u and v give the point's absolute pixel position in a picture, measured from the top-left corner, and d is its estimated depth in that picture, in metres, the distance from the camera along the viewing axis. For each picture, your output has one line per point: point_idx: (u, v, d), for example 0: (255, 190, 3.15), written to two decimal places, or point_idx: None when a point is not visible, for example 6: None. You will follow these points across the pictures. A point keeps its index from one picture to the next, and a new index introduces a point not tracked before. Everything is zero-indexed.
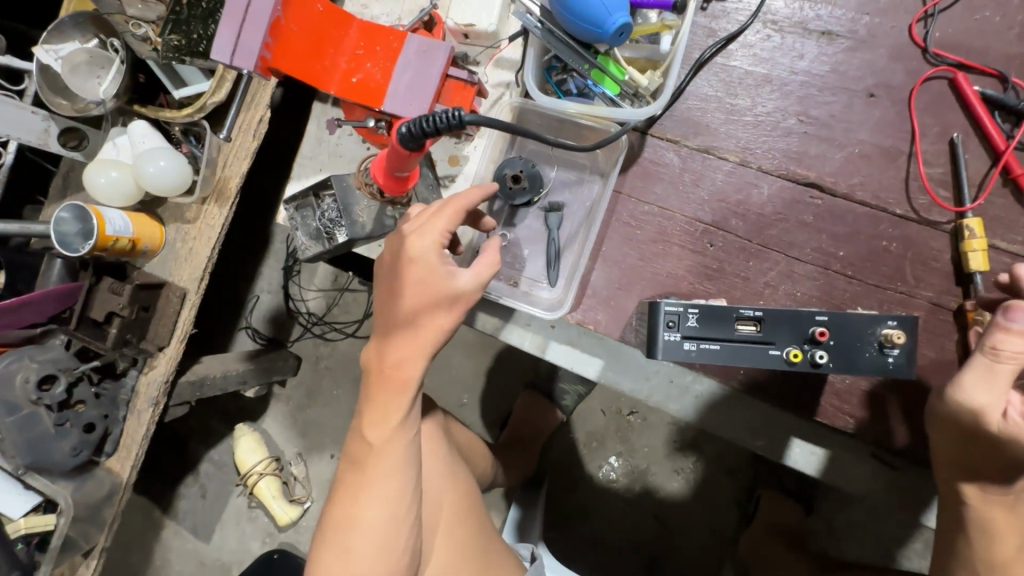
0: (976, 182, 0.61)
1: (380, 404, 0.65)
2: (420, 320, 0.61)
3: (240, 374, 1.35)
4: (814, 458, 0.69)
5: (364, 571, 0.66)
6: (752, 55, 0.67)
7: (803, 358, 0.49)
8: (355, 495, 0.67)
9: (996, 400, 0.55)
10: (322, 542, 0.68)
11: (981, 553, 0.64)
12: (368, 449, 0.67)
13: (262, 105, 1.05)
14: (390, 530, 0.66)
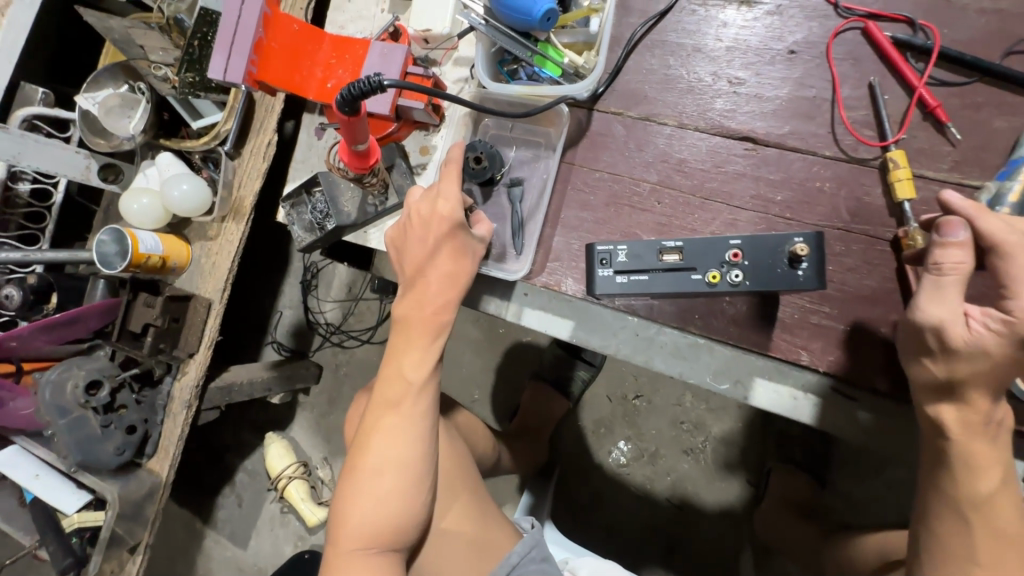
0: (897, 119, 0.65)
1: (416, 347, 0.72)
2: (446, 270, 0.70)
3: (264, 381, 1.46)
4: (774, 394, 0.71)
5: (391, 504, 0.71)
6: (680, 29, 0.73)
7: (722, 278, 0.56)
8: (388, 433, 0.72)
9: (955, 314, 0.55)
10: (351, 478, 0.73)
11: (964, 493, 0.60)
12: (405, 390, 0.72)
13: (269, 129, 1.17)
14: (418, 467, 0.72)
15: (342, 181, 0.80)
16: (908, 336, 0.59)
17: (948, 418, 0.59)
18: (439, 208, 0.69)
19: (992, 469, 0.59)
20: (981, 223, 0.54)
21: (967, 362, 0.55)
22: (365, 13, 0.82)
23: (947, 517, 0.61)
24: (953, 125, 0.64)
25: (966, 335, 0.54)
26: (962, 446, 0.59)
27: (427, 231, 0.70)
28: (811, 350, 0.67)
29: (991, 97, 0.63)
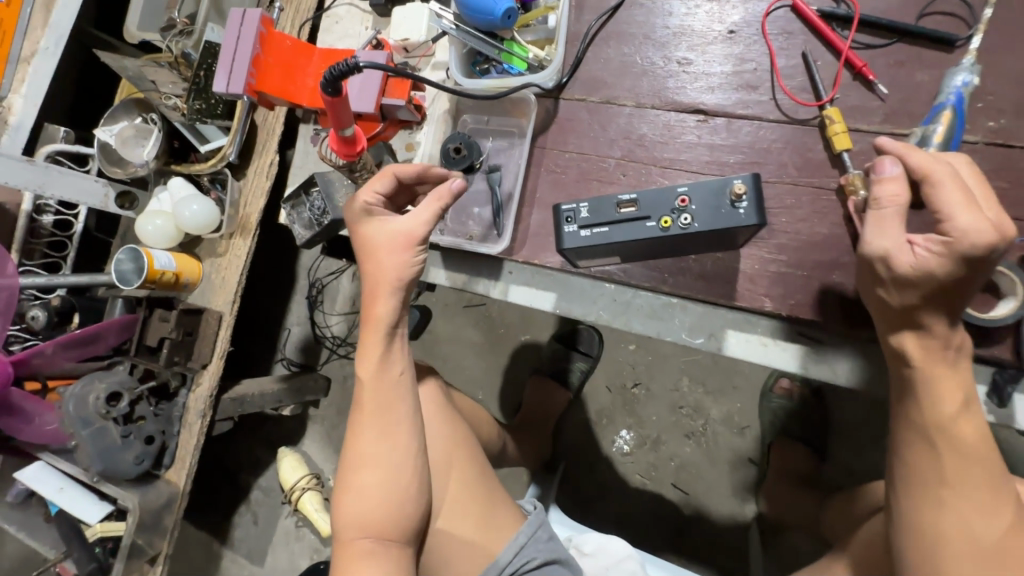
0: (830, 81, 0.72)
1: (370, 346, 0.77)
2: (377, 271, 0.75)
3: (275, 394, 1.51)
4: (745, 344, 0.76)
5: (374, 497, 0.76)
6: (631, 20, 0.81)
7: (673, 222, 0.63)
8: (363, 432, 0.78)
9: (899, 243, 0.54)
10: (342, 481, 0.78)
11: (928, 417, 0.57)
12: (363, 387, 0.78)
13: (270, 150, 1.26)
14: (398, 456, 0.77)
15: (336, 179, 0.88)
16: (864, 271, 0.58)
17: (909, 347, 0.57)
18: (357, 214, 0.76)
19: (952, 394, 0.56)
20: (909, 157, 0.55)
21: (916, 290, 0.54)
22: (352, 31, 0.92)
23: (915, 445, 0.58)
24: (880, 82, 0.70)
25: (911, 261, 0.53)
26: (927, 374, 0.56)
27: (356, 228, 0.77)
28: (775, 297, 0.72)
29: (912, 54, 0.69)
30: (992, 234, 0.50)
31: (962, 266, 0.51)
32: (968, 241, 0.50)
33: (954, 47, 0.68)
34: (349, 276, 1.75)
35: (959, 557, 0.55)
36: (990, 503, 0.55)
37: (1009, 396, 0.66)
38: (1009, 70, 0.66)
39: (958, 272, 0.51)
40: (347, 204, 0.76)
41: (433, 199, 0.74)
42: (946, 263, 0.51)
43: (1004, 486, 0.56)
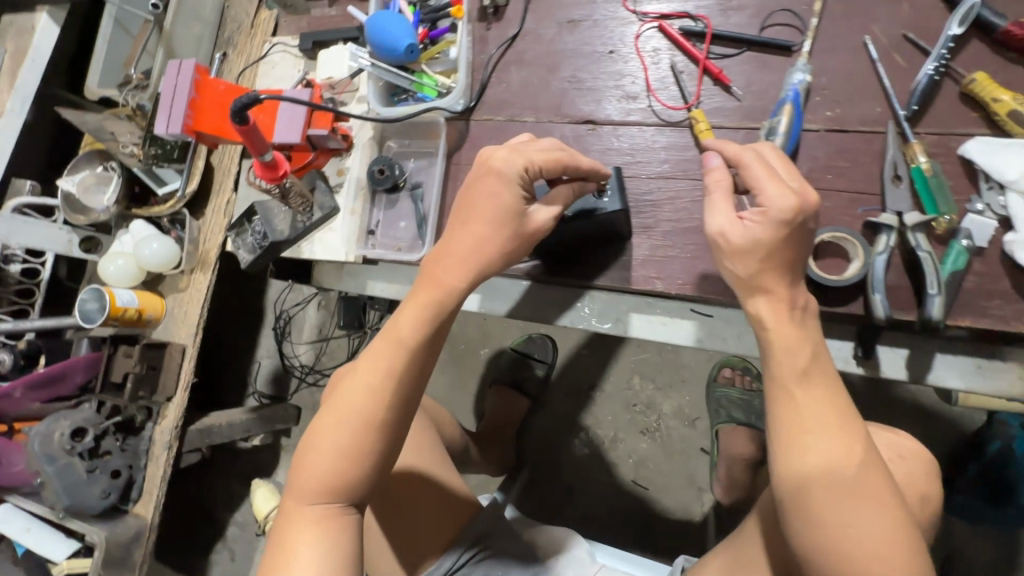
0: (695, 87, 0.82)
1: (416, 305, 0.69)
2: (473, 241, 0.69)
3: (243, 423, 1.56)
4: (646, 324, 0.84)
5: (341, 463, 0.68)
6: (526, 48, 0.92)
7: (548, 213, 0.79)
8: (360, 385, 0.68)
9: (730, 219, 0.64)
10: (320, 420, 0.69)
11: (781, 373, 0.64)
12: (394, 343, 0.69)
13: (225, 188, 1.34)
14: (381, 426, 0.68)
15: (276, 207, 0.97)
16: (716, 251, 0.66)
17: (763, 311, 0.65)
18: (496, 172, 0.67)
19: (799, 347, 0.63)
20: (726, 148, 0.67)
21: (756, 255, 0.63)
22: (286, 74, 1.03)
23: (778, 399, 0.64)
24: (735, 86, 0.81)
25: (741, 230, 0.63)
26: (777, 335, 0.64)
27: (490, 191, 0.68)
28: (667, 278, 0.80)
29: (759, 60, 0.80)
30: (795, 198, 0.60)
31: (781, 226, 0.60)
32: (776, 206, 0.61)
33: (792, 52, 0.79)
34: (315, 305, 1.82)
35: (825, 501, 0.60)
36: (844, 446, 0.61)
37: (875, 349, 0.73)
38: (837, 67, 0.76)
39: (778, 232, 0.61)
40: (497, 165, 0.67)
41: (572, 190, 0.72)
42: (769, 227, 0.61)
43: (855, 428, 0.62)
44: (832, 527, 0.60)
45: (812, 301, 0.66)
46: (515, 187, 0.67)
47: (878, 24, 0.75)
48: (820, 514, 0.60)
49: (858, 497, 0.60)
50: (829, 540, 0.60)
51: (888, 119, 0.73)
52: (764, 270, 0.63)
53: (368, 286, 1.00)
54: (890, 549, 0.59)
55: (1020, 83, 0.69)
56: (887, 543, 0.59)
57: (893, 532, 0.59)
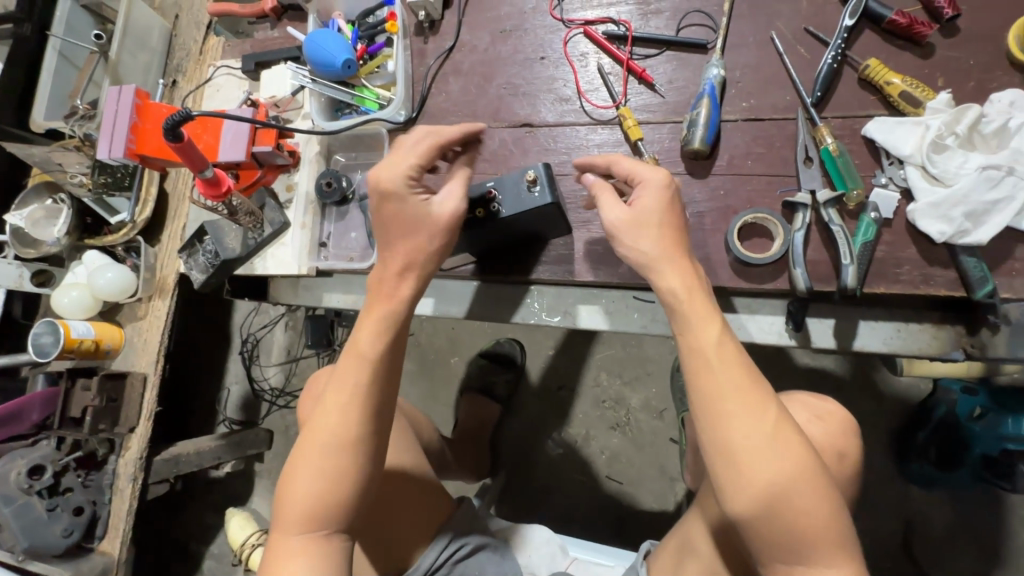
0: (621, 86, 0.87)
1: (373, 319, 0.72)
2: (407, 248, 0.73)
3: (213, 451, 1.53)
4: (595, 314, 0.87)
5: (321, 484, 0.68)
6: (463, 59, 0.96)
7: (485, 211, 0.79)
8: (332, 405, 0.70)
9: (619, 208, 0.72)
10: (300, 449, 0.70)
11: (698, 346, 0.66)
12: (357, 360, 0.71)
13: (181, 213, 1.33)
14: (361, 439, 0.69)
15: (226, 225, 0.98)
16: (619, 235, 0.72)
17: (671, 285, 0.69)
18: (391, 184, 0.72)
19: (704, 320, 0.67)
20: (593, 160, 0.77)
21: (643, 228, 0.71)
22: (231, 96, 1.05)
23: (699, 373, 0.66)
24: (658, 83, 0.86)
25: (630, 210, 0.71)
26: (687, 305, 0.68)
27: (393, 212, 0.72)
28: (608, 269, 0.83)
29: (679, 59, 0.85)
30: (658, 171, 0.72)
31: (661, 190, 0.71)
32: (653, 179, 0.72)
33: (707, 50, 0.84)
34: (282, 327, 1.80)
35: (752, 468, 0.63)
36: (759, 411, 0.64)
37: (806, 322, 0.77)
38: (748, 61, 0.82)
39: (659, 198, 0.71)
40: (392, 187, 0.71)
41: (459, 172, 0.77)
42: (654, 198, 0.71)
43: (765, 391, 0.65)
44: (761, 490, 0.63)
45: (704, 272, 0.71)
46: (409, 197, 0.72)
47: (782, 20, 0.81)
48: (746, 480, 0.63)
49: (781, 459, 0.63)
50: (761, 504, 0.63)
51: (798, 106, 0.79)
52: (662, 243, 0.70)
53: (325, 298, 1.01)
54: (815, 502, 0.63)
55: (910, 66, 0.75)
56: (811, 497, 0.62)
57: (814, 487, 0.63)
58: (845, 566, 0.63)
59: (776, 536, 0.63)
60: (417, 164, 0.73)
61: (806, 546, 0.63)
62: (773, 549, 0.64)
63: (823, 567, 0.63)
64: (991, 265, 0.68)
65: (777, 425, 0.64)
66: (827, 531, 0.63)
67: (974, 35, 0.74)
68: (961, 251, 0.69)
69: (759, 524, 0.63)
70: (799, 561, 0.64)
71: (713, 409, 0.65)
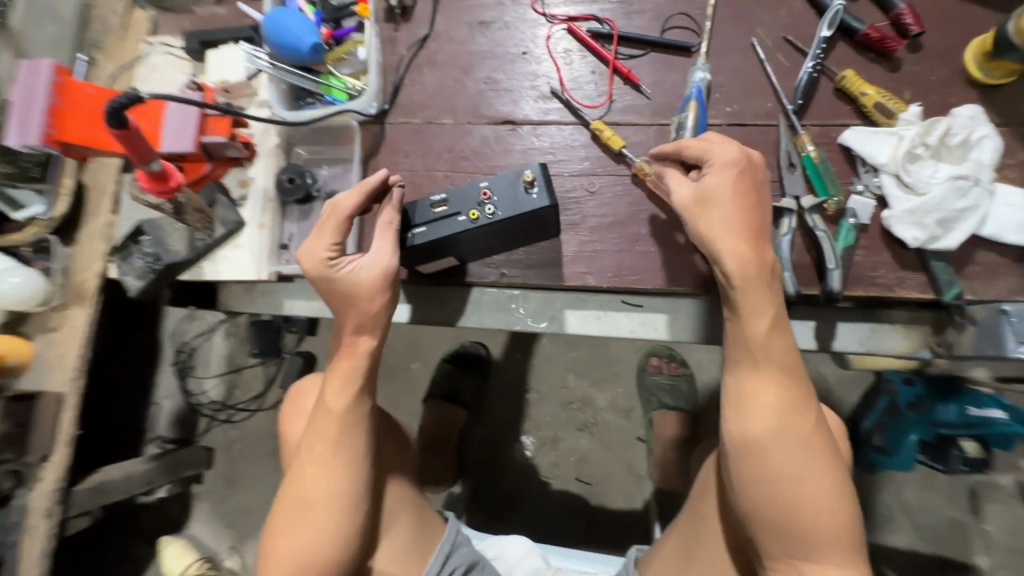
0: (606, 86, 0.85)
1: (340, 372, 0.66)
2: (353, 314, 0.66)
3: (144, 475, 1.37)
4: (583, 319, 0.85)
5: (311, 549, 0.64)
6: (438, 50, 0.90)
7: (480, 213, 0.67)
8: (306, 465, 0.65)
9: (683, 189, 0.71)
10: (279, 510, 0.67)
11: (743, 342, 0.67)
12: (329, 418, 0.65)
13: (104, 210, 1.18)
14: (339, 500, 0.64)
15: (168, 225, 0.87)
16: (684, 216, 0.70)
17: (729, 266, 0.67)
18: (320, 261, 0.65)
19: (760, 316, 0.66)
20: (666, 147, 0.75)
21: (705, 208, 0.68)
22: (169, 79, 0.92)
23: (742, 367, 0.68)
24: (644, 84, 0.85)
25: (691, 192, 0.70)
26: (741, 288, 0.67)
27: (338, 288, 0.66)
28: (597, 272, 0.81)
29: (663, 60, 0.85)
30: (734, 152, 0.68)
31: (730, 171, 0.67)
32: (726, 158, 0.68)
33: (692, 53, 0.84)
34: (222, 334, 1.65)
35: (773, 462, 0.65)
36: (795, 408, 0.66)
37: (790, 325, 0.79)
38: (731, 66, 0.82)
39: (724, 177, 0.68)
40: (309, 272, 0.65)
41: (381, 225, 0.66)
42: (722, 178, 0.68)
43: (804, 394, 0.67)
44: (779, 480, 0.64)
45: (778, 265, 0.68)
46: (332, 275, 0.65)
47: (762, 27, 0.82)
48: (773, 468, 0.65)
49: (801, 453, 0.65)
50: (776, 497, 0.64)
51: (779, 113, 0.80)
52: (732, 215, 0.67)
53: (286, 305, 0.92)
54: (825, 498, 0.64)
55: (880, 79, 0.79)
56: (824, 489, 0.64)
57: (829, 483, 0.65)
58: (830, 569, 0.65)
59: (781, 527, 0.65)
60: (335, 237, 0.65)
61: (812, 540, 0.64)
62: (780, 541, 0.66)
63: (820, 562, 0.65)
64: (955, 269, 0.73)
65: (809, 433, 0.66)
66: (833, 526, 0.64)
67: (937, 50, 0.78)
68: (930, 255, 0.73)
69: (768, 514, 0.65)
70: (800, 556, 0.65)
71: (751, 403, 0.66)
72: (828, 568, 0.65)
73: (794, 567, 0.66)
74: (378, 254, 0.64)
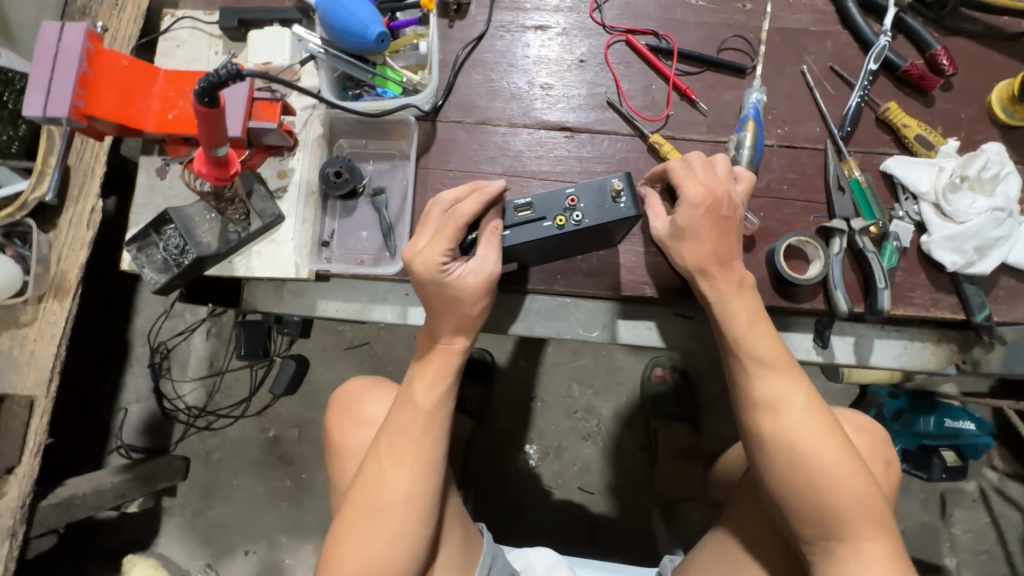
0: (664, 100, 0.86)
1: (431, 371, 0.72)
2: (452, 317, 0.71)
3: (116, 488, 1.24)
4: (636, 330, 0.85)
5: (383, 545, 0.67)
6: (494, 50, 0.88)
7: (566, 220, 0.69)
8: (388, 465, 0.69)
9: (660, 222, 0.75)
10: (350, 513, 0.69)
11: (735, 336, 0.70)
12: (416, 412, 0.70)
13: (92, 195, 1.06)
14: (417, 500, 0.68)
15: (197, 213, 0.79)
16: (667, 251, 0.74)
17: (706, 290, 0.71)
18: (432, 271, 0.67)
19: (739, 312, 0.70)
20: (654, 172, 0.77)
21: (676, 243, 0.72)
22: (197, 55, 0.85)
23: (743, 361, 0.69)
24: (700, 101, 0.86)
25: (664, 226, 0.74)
26: (722, 305, 0.70)
27: (442, 297, 0.69)
28: (650, 284, 0.82)
29: (719, 80, 0.87)
30: (700, 189, 0.69)
31: (695, 207, 0.70)
32: (690, 196, 0.70)
33: (746, 74, 0.86)
34: (202, 334, 1.52)
35: (790, 446, 0.65)
36: (798, 391, 0.67)
37: (830, 340, 0.83)
38: (783, 91, 0.86)
39: (693, 214, 0.70)
40: (424, 276, 0.67)
41: (489, 231, 0.69)
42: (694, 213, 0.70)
43: (802, 374, 0.69)
44: (795, 464, 0.65)
45: (750, 279, 0.72)
46: (444, 280, 0.68)
47: (811, 55, 0.87)
48: (788, 454, 0.65)
49: (814, 433, 0.65)
50: (796, 481, 0.65)
51: (826, 138, 0.84)
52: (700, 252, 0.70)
53: (319, 306, 0.86)
54: (845, 477, 0.64)
55: (917, 113, 0.84)
56: (842, 466, 0.64)
57: (847, 460, 0.65)
58: (870, 543, 0.64)
59: (811, 511, 0.65)
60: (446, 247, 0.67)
61: (842, 521, 0.64)
62: (812, 526, 0.65)
63: (857, 542, 0.64)
64: (983, 291, 0.79)
65: (811, 403, 0.67)
66: (858, 503, 0.64)
67: (966, 91, 0.84)
68: (963, 278, 0.78)
69: (794, 499, 0.65)
70: (835, 538, 0.64)
71: (759, 392, 0.68)
72: (866, 549, 0.64)
73: (832, 551, 0.65)
74: (486, 261, 0.68)
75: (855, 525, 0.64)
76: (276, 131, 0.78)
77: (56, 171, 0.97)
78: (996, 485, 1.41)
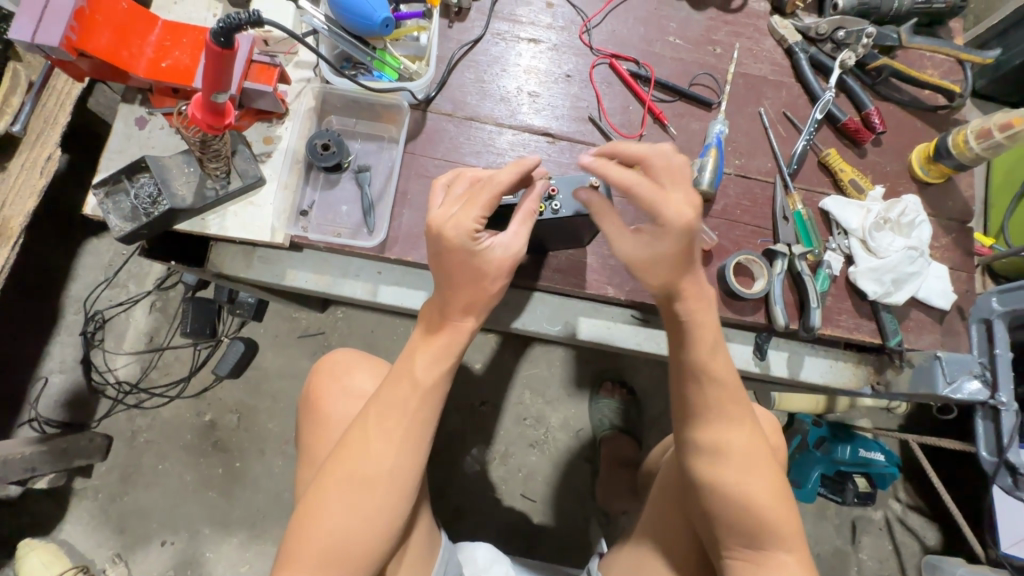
0: (638, 122, 0.94)
1: (433, 349, 0.74)
2: (465, 298, 0.72)
3: (26, 460, 1.15)
4: (594, 327, 0.91)
5: (351, 520, 0.67)
6: (488, 54, 0.94)
7: (546, 208, 0.75)
8: (374, 435, 0.70)
9: (631, 240, 0.68)
10: (327, 483, 0.69)
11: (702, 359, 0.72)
12: (413, 389, 0.72)
13: (49, 143, 1.01)
14: (400, 476, 0.70)
15: (175, 166, 0.79)
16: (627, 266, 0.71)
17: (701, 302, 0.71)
18: (459, 242, 0.68)
19: (709, 332, 0.71)
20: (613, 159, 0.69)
21: (651, 270, 0.69)
22: (194, 15, 0.85)
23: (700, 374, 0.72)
24: (670, 126, 0.95)
25: (642, 245, 0.68)
26: (707, 315, 0.71)
27: (456, 263, 0.70)
28: (612, 286, 0.88)
29: (688, 110, 0.96)
30: (685, 215, 0.63)
31: (679, 236, 0.64)
32: (671, 222, 0.63)
33: (711, 108, 0.96)
34: (144, 307, 1.44)
35: (722, 460, 0.69)
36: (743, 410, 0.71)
37: (769, 351, 0.92)
38: (741, 128, 0.96)
39: (678, 242, 0.65)
40: (458, 247, 0.69)
41: (524, 213, 0.72)
42: (673, 243, 0.65)
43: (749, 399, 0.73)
44: (727, 479, 0.68)
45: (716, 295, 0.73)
46: (474, 249, 0.69)
47: (768, 100, 0.98)
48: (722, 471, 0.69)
49: (755, 454, 0.70)
50: (727, 494, 0.68)
51: (776, 173, 0.94)
52: (675, 273, 0.68)
53: (289, 275, 0.86)
54: (772, 493, 0.68)
55: (852, 161, 0.96)
56: (767, 483, 0.69)
57: (775, 479, 0.70)
58: (794, 555, 0.67)
59: (738, 516, 0.67)
60: (478, 217, 0.68)
61: (767, 533, 0.67)
62: (738, 538, 0.68)
63: (781, 555, 0.67)
64: (897, 321, 0.90)
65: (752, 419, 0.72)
66: (782, 519, 0.68)
67: (891, 149, 0.97)
68: (882, 307, 0.89)
69: (724, 501, 0.68)
70: (758, 546, 0.68)
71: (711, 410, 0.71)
72: (785, 559, 0.67)
73: (753, 559, 0.68)
74: (516, 240, 0.71)
75: (781, 540, 0.67)
76: (270, 99, 0.80)
77: (31, 106, 0.93)
78: (899, 515, 1.53)
